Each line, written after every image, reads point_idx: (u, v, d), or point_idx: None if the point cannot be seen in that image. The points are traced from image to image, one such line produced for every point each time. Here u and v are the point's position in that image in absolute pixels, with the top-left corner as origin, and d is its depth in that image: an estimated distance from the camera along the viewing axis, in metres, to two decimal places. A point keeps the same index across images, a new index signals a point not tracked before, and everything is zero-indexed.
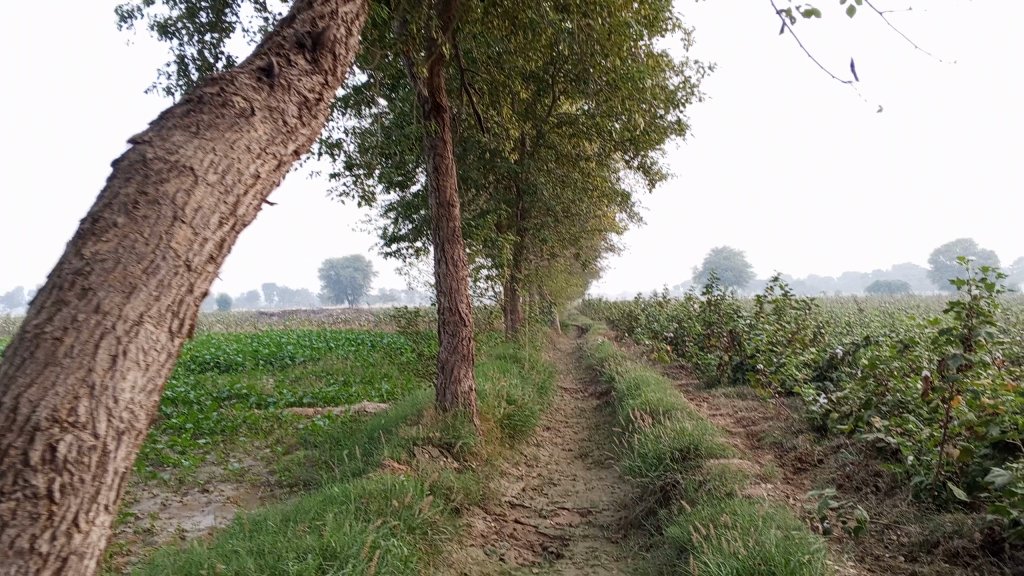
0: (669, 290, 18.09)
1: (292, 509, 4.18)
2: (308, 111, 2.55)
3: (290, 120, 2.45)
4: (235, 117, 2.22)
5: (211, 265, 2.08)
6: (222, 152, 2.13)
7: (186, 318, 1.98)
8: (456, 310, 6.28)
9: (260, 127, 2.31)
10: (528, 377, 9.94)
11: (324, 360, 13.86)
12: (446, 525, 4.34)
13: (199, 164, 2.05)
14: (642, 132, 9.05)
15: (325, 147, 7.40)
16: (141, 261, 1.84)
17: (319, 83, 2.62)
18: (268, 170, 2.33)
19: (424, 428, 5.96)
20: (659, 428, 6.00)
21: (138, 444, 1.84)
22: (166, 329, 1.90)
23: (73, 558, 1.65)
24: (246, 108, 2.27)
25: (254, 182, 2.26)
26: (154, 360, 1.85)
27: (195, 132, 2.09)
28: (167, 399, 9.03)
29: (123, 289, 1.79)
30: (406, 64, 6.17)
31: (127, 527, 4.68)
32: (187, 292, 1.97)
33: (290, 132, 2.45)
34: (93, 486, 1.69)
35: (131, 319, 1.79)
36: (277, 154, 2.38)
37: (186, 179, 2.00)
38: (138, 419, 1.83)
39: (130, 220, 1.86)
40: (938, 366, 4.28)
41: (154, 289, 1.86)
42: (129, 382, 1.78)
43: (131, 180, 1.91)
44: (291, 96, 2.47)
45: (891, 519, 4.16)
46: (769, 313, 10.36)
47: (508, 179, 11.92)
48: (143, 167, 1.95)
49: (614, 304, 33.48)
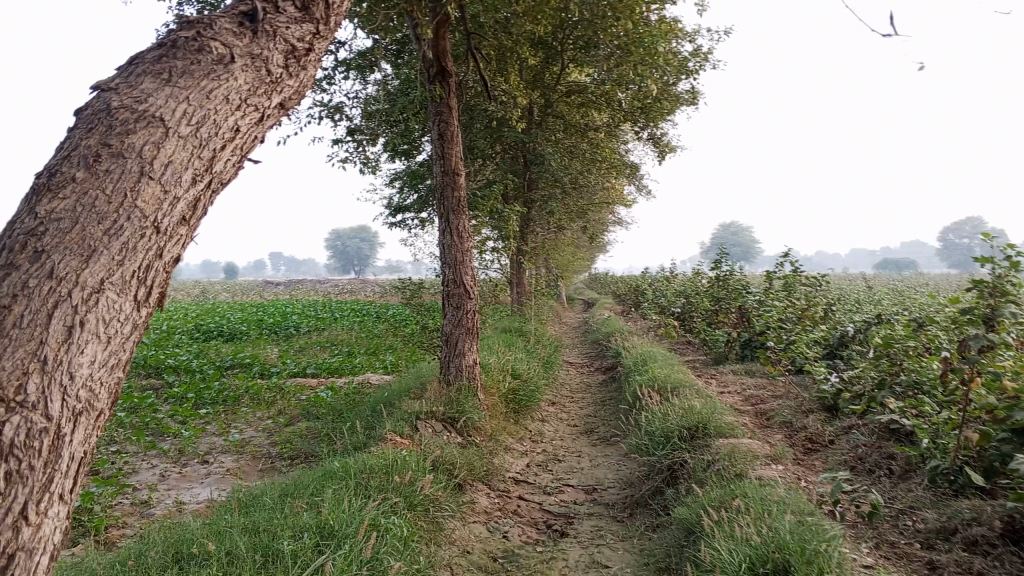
0: (676, 265, 17.94)
1: (291, 483, 4.09)
2: (296, 62, 2.42)
3: (275, 70, 2.31)
4: (213, 64, 2.09)
5: (182, 227, 1.97)
6: (198, 103, 2.00)
7: (153, 287, 1.87)
8: (460, 282, 6.13)
9: (241, 76, 2.17)
10: (534, 351, 9.82)
11: (329, 330, 13.77)
12: (448, 501, 4.23)
13: (171, 115, 1.92)
14: (654, 101, 8.86)
15: (327, 112, 7.23)
16: (102, 222, 1.73)
17: (309, 32, 2.48)
18: (248, 123, 2.20)
19: (428, 401, 5.85)
20: (667, 405, 5.88)
21: (97, 426, 1.73)
22: (131, 298, 1.79)
23: (21, 554, 1.52)
24: (225, 55, 2.13)
25: (233, 136, 2.13)
26: (116, 333, 1.74)
27: (166, 80, 1.97)
28: (169, 367, 8.95)
29: (81, 253, 1.68)
30: (411, 26, 6.00)
31: (124, 498, 4.60)
32: (155, 256, 1.86)
33: (275, 83, 2.31)
34: (44, 474, 1.57)
35: (90, 286, 1.68)
36: (260, 106, 2.25)
37: (156, 130, 1.88)
38: (98, 399, 1.72)
39: (90, 174, 1.76)
40: (957, 347, 4.13)
41: (117, 253, 1.74)
42: (86, 357, 1.67)
43: (93, 131, 1.83)
44: (277, 43, 2.33)
45: (906, 504, 4.05)
46: (779, 289, 10.21)
47: (516, 149, 11.74)
48: (108, 117, 1.85)
49: (620, 278, 33.29)
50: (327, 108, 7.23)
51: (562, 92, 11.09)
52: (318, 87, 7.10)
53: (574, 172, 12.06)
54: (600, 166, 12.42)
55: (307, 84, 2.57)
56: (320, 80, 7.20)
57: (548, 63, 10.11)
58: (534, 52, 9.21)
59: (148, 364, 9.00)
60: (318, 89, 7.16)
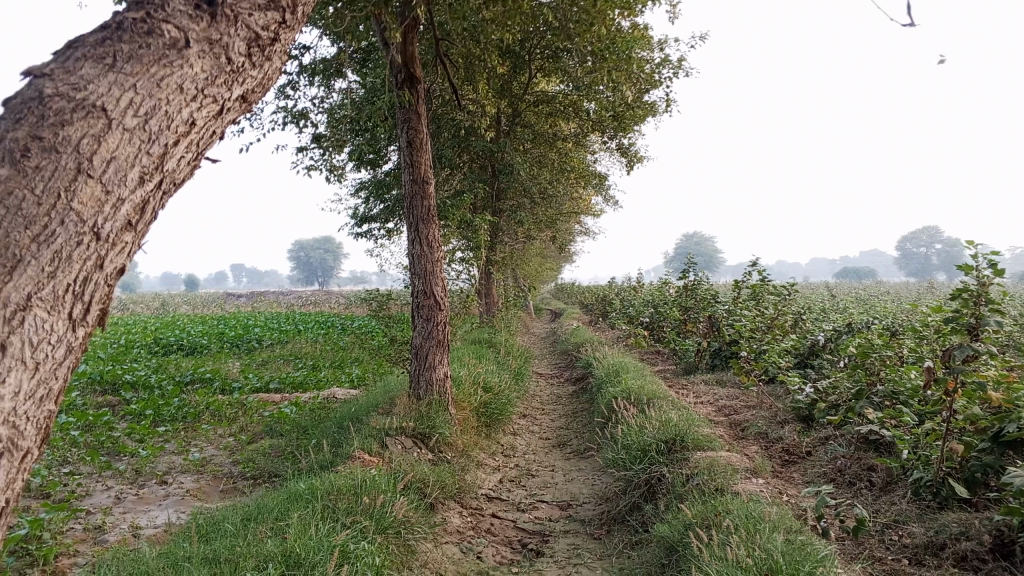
0: (644, 274, 17.89)
1: (255, 507, 3.88)
2: (260, 50, 2.23)
3: (237, 58, 2.13)
4: (166, 49, 1.91)
5: (127, 233, 1.82)
6: (146, 91, 1.85)
7: (92, 303, 1.75)
8: (430, 293, 5.96)
9: (198, 63, 1.99)
10: (503, 363, 9.67)
11: (292, 343, 13.48)
12: (420, 523, 4.05)
13: (115, 105, 1.78)
14: (626, 109, 8.77)
15: (291, 118, 7.02)
16: (31, 227, 1.60)
17: (274, 21, 2.26)
18: (206, 116, 2.04)
19: (397, 417, 5.66)
20: (643, 418, 5.76)
21: (22, 466, 1.63)
22: (64, 317, 1.67)
23: None
24: (178, 39, 1.95)
25: (187, 130, 1.98)
26: (46, 357, 1.63)
27: (109, 65, 1.82)
28: (127, 383, 8.64)
29: (5, 264, 1.56)
30: (379, 30, 5.83)
31: (77, 523, 4.36)
32: (94, 267, 1.73)
33: (237, 72, 2.14)
34: None
35: (16, 303, 1.56)
36: (218, 97, 2.08)
37: (96, 122, 1.75)
38: (23, 436, 1.62)
39: (16, 171, 1.63)
40: (942, 357, 4.06)
41: (47, 264, 1.62)
42: (10, 388, 1.56)
43: (22, 122, 1.69)
44: (237, 30, 2.12)
45: (890, 518, 3.96)
46: (748, 298, 10.17)
47: (484, 159, 11.60)
48: (40, 106, 1.71)
49: (586, 288, 33.24)
50: (291, 115, 7.03)
51: (530, 101, 11.01)
52: (281, 93, 6.90)
53: (543, 181, 11.94)
54: (569, 175, 12.33)
55: (272, 74, 2.41)
56: (284, 87, 7.00)
57: (517, 72, 10.01)
58: (503, 60, 9.08)
59: (104, 380, 8.68)
60: (281, 96, 6.95)
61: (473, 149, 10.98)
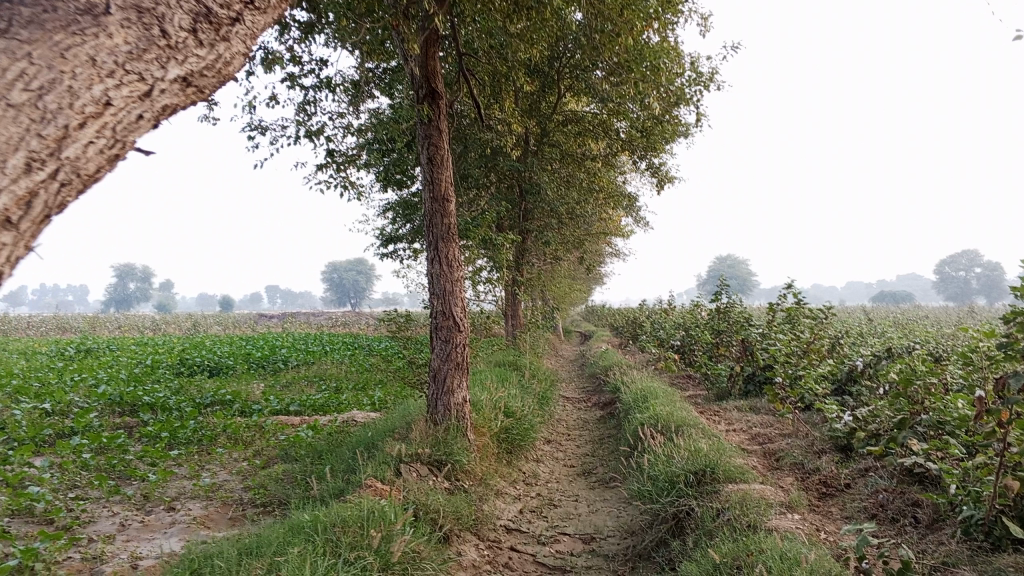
0: (674, 296, 17.53)
1: (256, 539, 3.68)
2: (209, 28, 2.12)
3: (175, 32, 2.00)
4: (76, 14, 1.78)
5: (4, 232, 1.57)
6: (45, 62, 1.68)
7: None
8: (449, 314, 5.73)
9: (120, 33, 1.85)
10: (528, 386, 9.43)
11: (318, 364, 13.36)
12: (432, 555, 3.83)
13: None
14: (655, 126, 8.56)
15: (308, 136, 6.86)
16: None
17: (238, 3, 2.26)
18: (127, 96, 1.85)
19: (412, 443, 5.44)
20: (671, 446, 5.48)
21: None
22: None
23: None
24: (95, 5, 1.81)
25: (99, 111, 1.78)
26: None
27: (3, 31, 1.67)
28: (145, 404, 8.52)
29: None
30: (396, 41, 5.64)
31: (75, 552, 4.18)
32: None
33: (173, 49, 1.99)
34: None
35: None
36: (147, 75, 1.91)
37: None
38: None
39: None
40: (994, 385, 3.66)
41: None
42: None
43: None
44: (180, 4, 2.02)
45: (939, 560, 3.64)
46: (782, 322, 9.85)
47: (511, 178, 11.42)
48: None
49: (616, 311, 32.96)
50: (306, 132, 6.86)
51: (557, 121, 10.87)
52: (300, 109, 6.76)
53: (571, 202, 11.72)
54: (597, 195, 12.11)
55: (230, 68, 2.28)
56: (300, 103, 6.84)
57: (543, 90, 9.83)
58: (528, 77, 8.94)
59: (124, 402, 8.57)
60: (298, 111, 6.79)
61: (499, 168, 10.81)
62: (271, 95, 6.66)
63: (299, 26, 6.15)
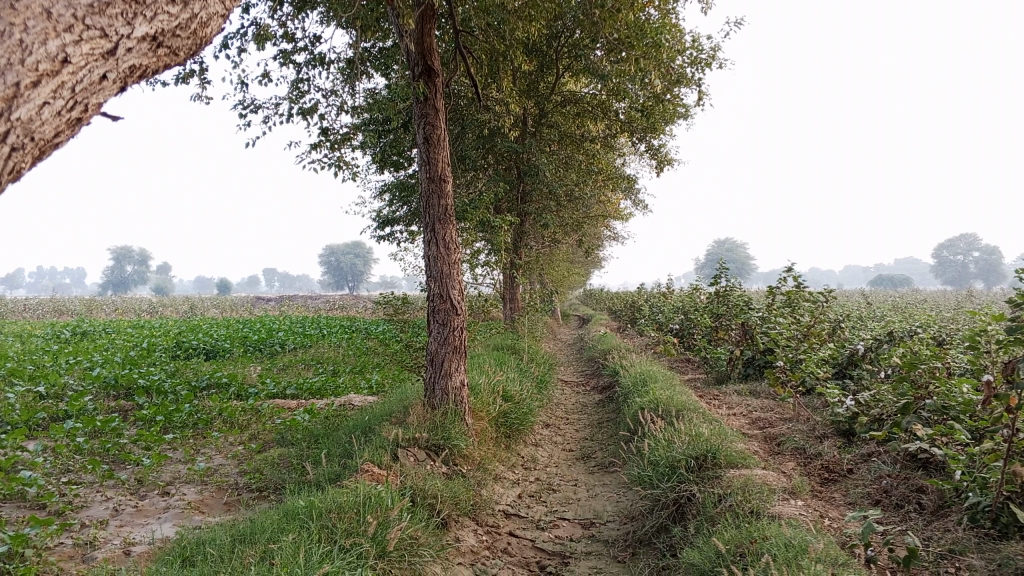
0: (674, 279, 17.47)
1: (250, 525, 3.61)
2: None
3: None
4: None
5: None
6: None
7: None
8: (447, 297, 5.64)
9: None
10: (527, 370, 9.38)
11: (315, 347, 13.30)
12: (430, 542, 3.77)
13: None
14: (656, 106, 8.43)
15: (301, 114, 6.74)
16: None
17: None
18: (88, 54, 1.76)
19: (409, 427, 5.37)
20: (671, 431, 5.41)
21: None
22: None
23: None
24: None
25: (56, 69, 1.68)
26: None
27: None
28: (140, 387, 8.44)
29: None
30: (392, 17, 5.52)
31: (67, 538, 4.11)
32: None
33: (140, 4, 1.91)
34: None
35: None
36: (109, 30, 1.82)
37: None
38: None
39: None
40: (1003, 370, 3.58)
41: None
42: None
43: None
44: None
45: (945, 548, 3.57)
46: (782, 305, 9.77)
47: (509, 160, 11.29)
48: None
49: (613, 294, 32.94)
50: (300, 111, 6.74)
51: (556, 102, 10.75)
52: (293, 87, 6.63)
53: (570, 184, 11.62)
54: (597, 177, 12.01)
55: (203, 27, 2.24)
56: (294, 81, 6.71)
57: (542, 70, 9.71)
58: (527, 57, 8.81)
59: (119, 384, 8.49)
60: (291, 89, 6.67)
61: (498, 150, 10.69)
62: (264, 73, 6.53)
63: (292, 1, 6.02)
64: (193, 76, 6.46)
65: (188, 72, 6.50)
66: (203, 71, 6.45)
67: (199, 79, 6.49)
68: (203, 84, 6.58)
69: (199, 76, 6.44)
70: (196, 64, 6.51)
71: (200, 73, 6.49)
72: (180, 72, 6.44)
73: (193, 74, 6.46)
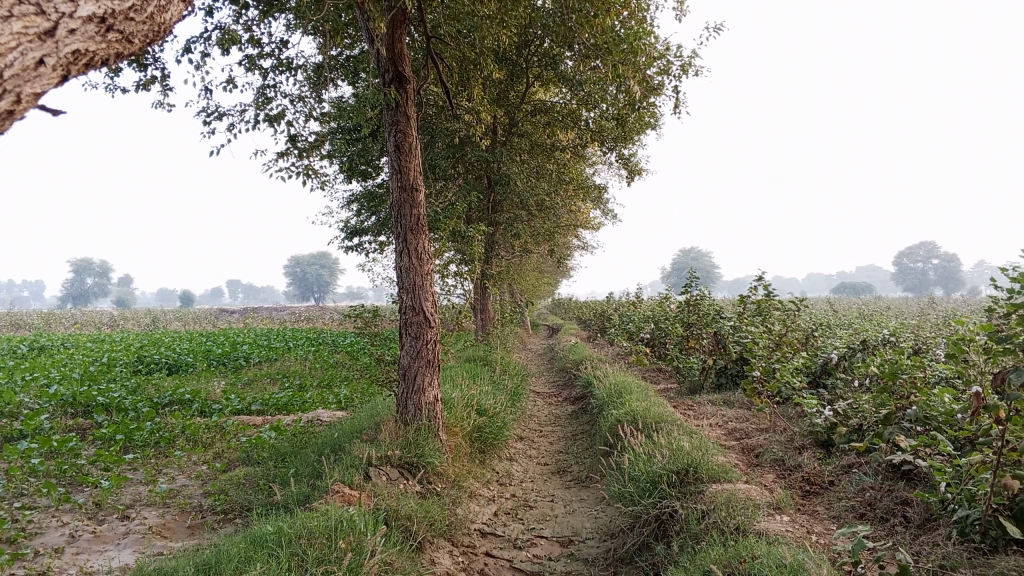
0: (642, 287, 17.43)
1: (216, 552, 3.42)
2: None
3: None
4: None
5: None
6: None
7: None
8: (419, 309, 5.48)
9: None
10: (500, 382, 9.23)
11: (280, 361, 13.03)
12: (405, 566, 3.62)
13: None
14: (627, 115, 8.36)
15: (267, 120, 6.54)
16: None
17: None
18: (19, 33, 1.62)
19: (381, 444, 5.20)
20: (650, 445, 5.29)
21: None
22: None
23: None
24: None
25: None
26: None
27: None
28: (98, 405, 8.14)
29: None
30: (362, 21, 5.37)
31: (20, 568, 3.88)
32: None
33: None
34: None
35: None
36: (46, 8, 1.70)
37: None
38: None
39: None
40: (993, 381, 3.49)
41: None
42: None
43: None
44: None
45: (937, 563, 3.49)
46: (754, 313, 9.73)
47: (479, 170, 11.16)
48: None
49: (582, 304, 33.03)
50: (265, 117, 6.54)
51: (526, 111, 10.67)
52: (259, 92, 6.44)
53: (540, 193, 11.51)
54: (567, 186, 11.91)
55: (158, 13, 2.12)
56: (259, 87, 6.52)
57: (512, 78, 9.61)
58: (497, 64, 8.69)
59: (77, 401, 8.19)
60: (257, 96, 6.48)
61: (468, 159, 10.54)
62: (228, 79, 6.32)
63: (257, 4, 5.84)
64: (154, 83, 6.24)
65: (148, 78, 6.28)
66: (164, 78, 6.24)
67: (161, 85, 6.27)
68: (165, 91, 6.36)
69: (161, 82, 6.22)
70: (157, 71, 6.28)
71: (161, 79, 6.27)
72: (141, 79, 6.22)
73: (155, 80, 6.24)
